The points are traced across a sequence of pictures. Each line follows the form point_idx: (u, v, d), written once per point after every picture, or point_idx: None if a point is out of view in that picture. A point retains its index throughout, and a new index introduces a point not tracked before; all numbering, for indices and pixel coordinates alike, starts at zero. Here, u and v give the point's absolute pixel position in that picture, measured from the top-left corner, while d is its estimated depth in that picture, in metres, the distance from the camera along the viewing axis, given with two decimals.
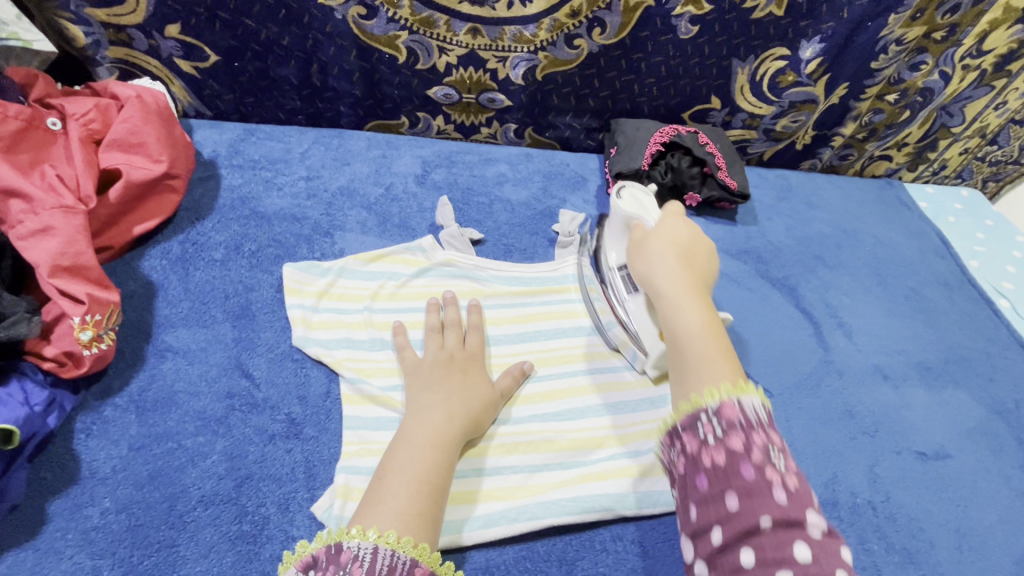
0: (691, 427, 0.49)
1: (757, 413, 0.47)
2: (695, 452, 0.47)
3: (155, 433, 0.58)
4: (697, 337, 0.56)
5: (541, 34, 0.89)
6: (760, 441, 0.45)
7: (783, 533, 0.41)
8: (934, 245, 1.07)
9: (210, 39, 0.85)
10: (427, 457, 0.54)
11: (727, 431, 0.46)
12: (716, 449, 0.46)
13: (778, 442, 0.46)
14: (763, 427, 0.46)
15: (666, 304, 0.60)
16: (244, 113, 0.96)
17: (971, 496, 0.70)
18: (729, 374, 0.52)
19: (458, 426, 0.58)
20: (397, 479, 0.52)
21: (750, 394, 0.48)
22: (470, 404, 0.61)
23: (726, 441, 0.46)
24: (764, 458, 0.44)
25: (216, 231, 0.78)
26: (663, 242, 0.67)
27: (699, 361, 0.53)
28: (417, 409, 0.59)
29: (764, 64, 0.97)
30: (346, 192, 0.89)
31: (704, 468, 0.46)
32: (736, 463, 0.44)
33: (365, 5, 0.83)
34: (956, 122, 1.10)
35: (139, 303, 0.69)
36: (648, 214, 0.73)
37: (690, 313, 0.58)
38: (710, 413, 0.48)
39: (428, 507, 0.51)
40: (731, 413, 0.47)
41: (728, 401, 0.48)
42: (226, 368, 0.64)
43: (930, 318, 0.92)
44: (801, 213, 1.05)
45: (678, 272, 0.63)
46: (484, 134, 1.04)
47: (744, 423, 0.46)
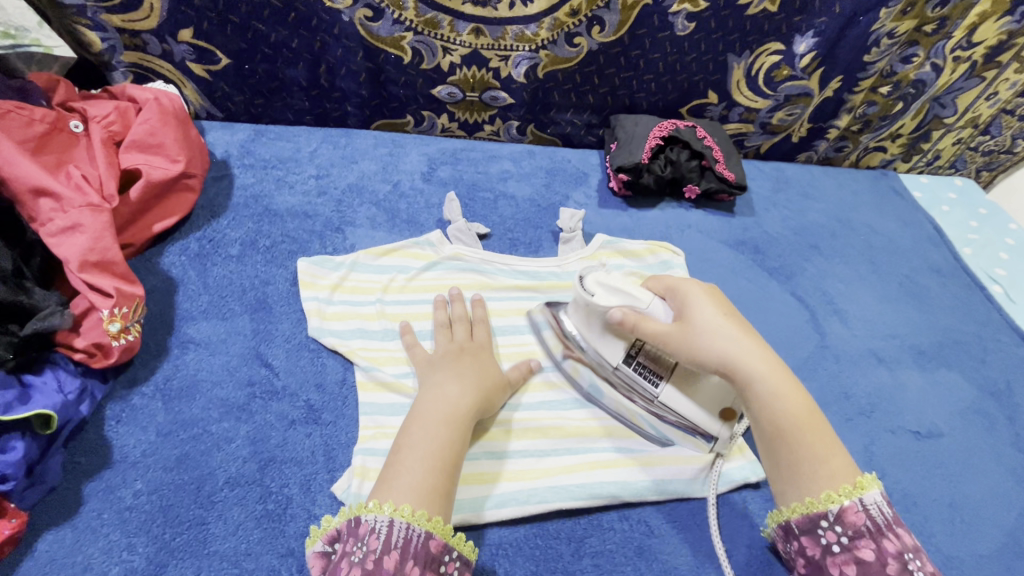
0: (808, 531, 0.53)
1: (882, 511, 0.51)
2: (817, 557, 0.52)
3: (181, 420, 0.61)
4: (801, 427, 0.55)
5: (542, 33, 0.92)
6: (892, 548, 0.49)
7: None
8: (929, 234, 1.09)
9: (221, 43, 0.88)
10: (439, 432, 0.56)
11: (853, 540, 0.50)
12: (841, 560, 0.51)
13: (910, 543, 0.50)
14: (891, 529, 0.51)
15: (756, 394, 0.56)
16: (254, 114, 0.99)
17: (963, 472, 0.73)
18: (847, 465, 0.54)
19: (472, 403, 0.60)
20: (410, 454, 0.54)
21: (872, 489, 0.52)
22: (481, 383, 0.63)
23: (855, 550, 0.50)
24: (899, 566, 0.48)
25: (231, 228, 0.81)
26: (707, 317, 0.60)
27: (820, 464, 0.54)
28: (430, 389, 0.61)
29: (760, 59, 1.00)
30: (355, 189, 0.92)
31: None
32: (869, 574, 0.49)
33: (371, 7, 0.86)
34: (948, 112, 1.13)
35: (160, 297, 0.71)
36: (643, 302, 0.63)
37: (789, 401, 0.55)
38: (831, 521, 0.52)
39: (443, 481, 0.53)
40: (857, 519, 0.51)
41: (850, 504, 0.51)
42: (246, 358, 0.67)
43: (925, 303, 0.94)
44: (797, 204, 1.08)
45: (745, 344, 0.58)
46: (488, 131, 1.07)
47: (870, 528, 0.51)
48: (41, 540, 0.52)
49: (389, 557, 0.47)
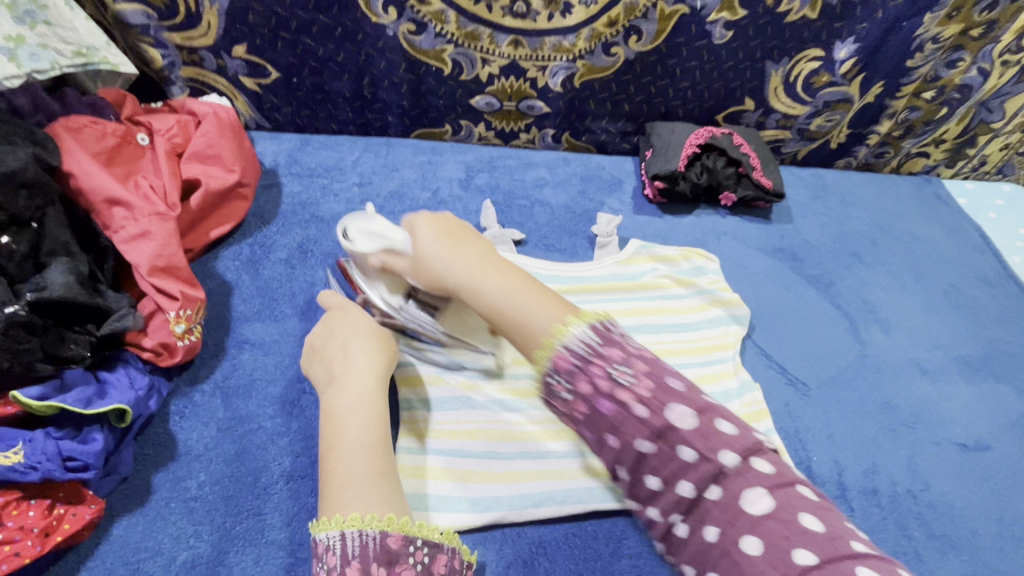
0: (551, 391, 0.54)
1: (588, 342, 0.52)
2: (569, 410, 0.54)
3: (239, 416, 0.64)
4: (534, 309, 0.55)
5: (579, 44, 0.93)
6: (598, 371, 0.51)
7: (710, 455, 0.49)
8: (974, 241, 1.07)
9: (272, 57, 0.92)
10: (363, 420, 0.55)
11: (572, 381, 0.52)
12: (577, 403, 0.53)
13: (617, 355, 0.52)
14: (597, 355, 0.52)
15: (471, 293, 0.59)
16: (300, 124, 1.03)
17: (1013, 487, 0.71)
18: (560, 313, 0.55)
19: (375, 372, 0.59)
20: (338, 455, 0.53)
21: (574, 330, 0.53)
22: (370, 356, 0.60)
23: (578, 390, 0.52)
24: (594, 388, 0.52)
25: (281, 234, 0.85)
26: (426, 236, 0.62)
27: (524, 318, 0.55)
28: (328, 366, 0.60)
29: (798, 66, 0.99)
30: (396, 196, 0.95)
31: (580, 419, 0.54)
32: (596, 408, 0.52)
33: (415, 21, 0.89)
34: (995, 117, 1.10)
35: (217, 300, 0.75)
36: (394, 240, 0.64)
37: (494, 283, 0.58)
38: (551, 373, 0.53)
39: (376, 468, 0.53)
40: (565, 362, 0.53)
41: (559, 352, 0.53)
42: (297, 358, 0.71)
43: (971, 313, 0.92)
44: (836, 211, 1.07)
45: (454, 254, 0.60)
46: (523, 139, 1.09)
47: (579, 364, 0.52)
48: (116, 525, 0.55)
49: (350, 568, 0.48)
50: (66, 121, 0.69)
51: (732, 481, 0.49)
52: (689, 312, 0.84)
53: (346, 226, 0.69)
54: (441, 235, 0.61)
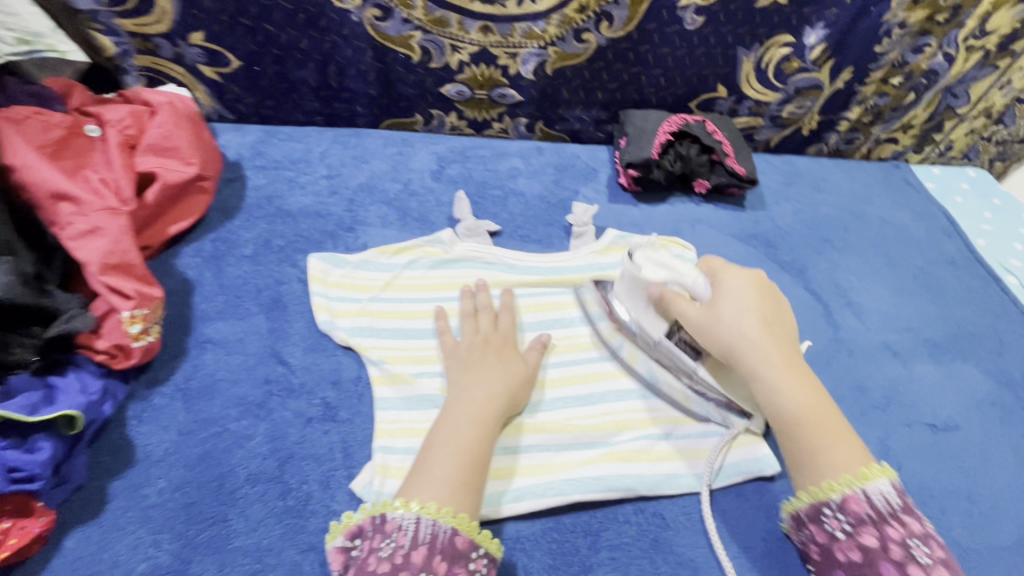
0: (816, 519, 0.57)
1: (888, 501, 0.55)
2: (825, 544, 0.57)
3: (202, 418, 0.62)
4: (803, 421, 0.59)
5: (550, 30, 0.92)
6: (896, 536, 0.53)
7: None
8: (942, 225, 1.08)
9: (232, 45, 0.89)
10: (467, 425, 0.58)
11: (858, 527, 0.54)
12: (849, 546, 0.55)
13: (918, 530, 0.54)
14: (896, 517, 0.54)
15: (763, 391, 0.61)
16: (265, 115, 1.00)
17: (981, 464, 0.72)
18: (859, 455, 0.58)
19: (501, 394, 0.63)
20: (442, 451, 0.56)
21: (878, 480, 0.55)
22: (509, 382, 0.64)
23: (857, 536, 0.54)
24: (904, 555, 0.52)
25: (245, 229, 0.82)
26: (735, 308, 0.65)
27: (813, 456, 0.58)
28: (467, 381, 0.64)
29: (770, 52, 0.99)
30: (366, 188, 0.93)
31: (839, 562, 0.55)
32: (873, 559, 0.53)
33: (380, 7, 0.86)
34: (960, 103, 1.12)
35: (178, 299, 0.72)
36: (688, 277, 0.67)
37: (790, 396, 0.60)
38: (833, 509, 0.56)
39: (472, 472, 0.55)
40: (859, 508, 0.55)
41: (852, 494, 0.55)
42: (263, 357, 0.68)
43: (939, 296, 0.94)
44: (808, 197, 1.08)
45: (762, 342, 0.63)
46: (496, 129, 1.07)
47: (874, 517, 0.54)
48: (69, 537, 0.53)
49: (418, 552, 0.49)
50: (6, 114, 0.65)
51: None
52: None
53: (634, 250, 0.70)
54: (751, 310, 0.65)
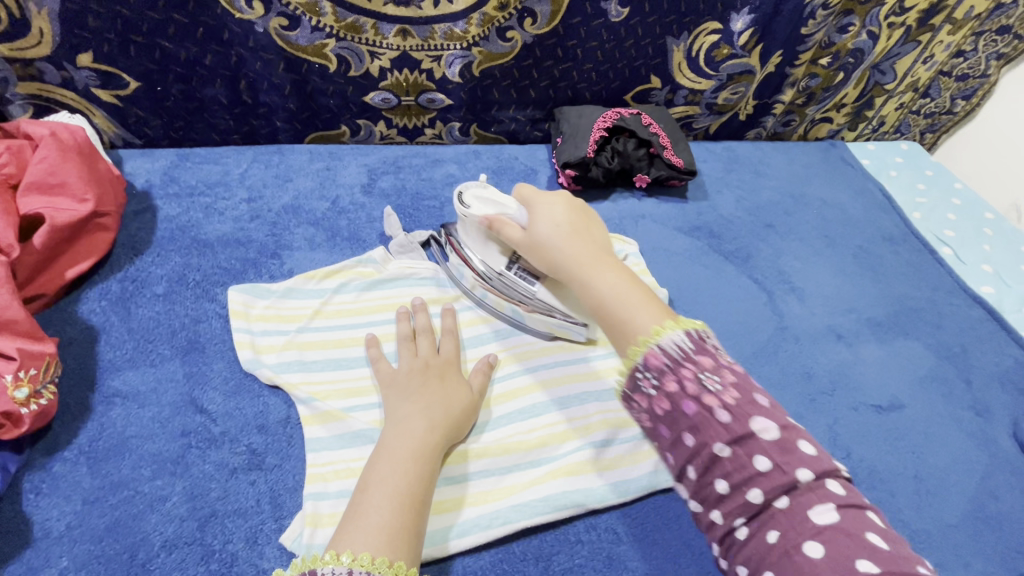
0: (634, 388, 0.51)
1: (681, 346, 0.50)
2: (649, 409, 0.50)
3: (109, 483, 0.56)
4: (620, 299, 0.56)
5: (472, 30, 0.88)
6: (689, 374, 0.48)
7: (739, 450, 0.46)
8: (879, 201, 1.10)
9: (127, 65, 0.81)
10: (406, 463, 0.54)
11: (661, 379, 0.49)
12: (659, 399, 0.49)
13: (709, 363, 0.49)
14: (689, 358, 0.49)
15: (580, 279, 0.60)
16: (176, 138, 0.93)
17: (926, 442, 0.72)
18: (657, 317, 0.53)
19: (443, 422, 0.59)
20: (377, 492, 0.52)
21: (669, 332, 0.51)
22: (451, 412, 0.61)
23: (664, 387, 0.49)
24: (700, 388, 0.48)
25: (157, 264, 0.76)
26: (547, 220, 0.66)
27: (625, 315, 0.55)
28: (406, 410, 0.60)
29: (699, 40, 0.98)
30: (290, 209, 0.87)
31: (659, 418, 0.49)
32: (679, 404, 0.48)
33: (285, 16, 0.81)
34: (888, 79, 1.14)
35: (79, 349, 0.66)
36: (510, 208, 0.70)
37: (603, 277, 0.59)
38: (641, 370, 0.50)
39: (411, 516, 0.51)
40: (656, 360, 0.50)
41: (651, 351, 0.50)
42: (179, 406, 0.63)
43: (879, 273, 0.95)
44: (749, 183, 1.07)
45: (566, 242, 0.63)
46: (429, 135, 1.03)
47: (670, 363, 0.49)
48: None
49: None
50: None
51: (740, 455, 0.46)
52: None
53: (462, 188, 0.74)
54: (562, 221, 0.66)
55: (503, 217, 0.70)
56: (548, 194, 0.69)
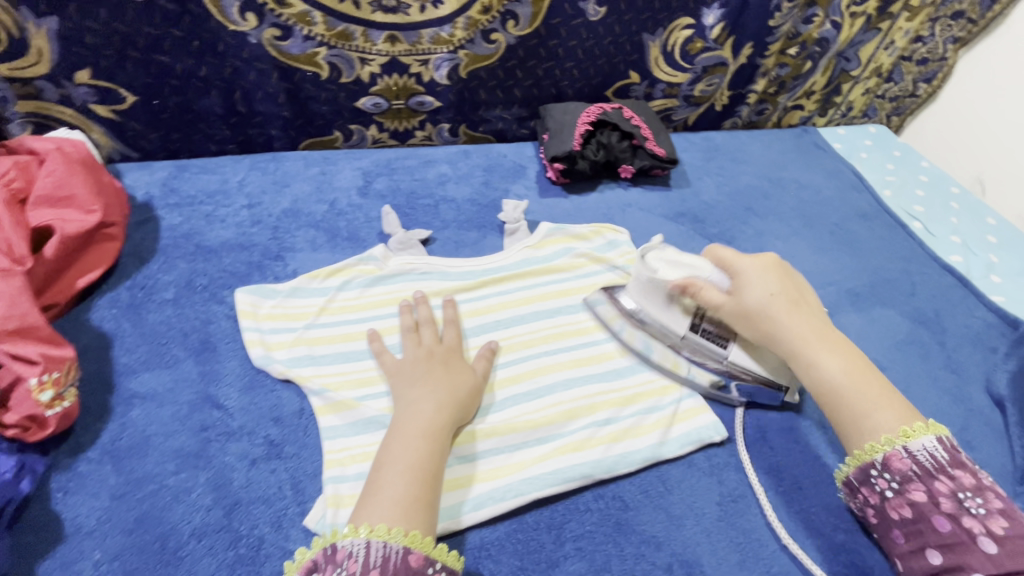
0: (866, 481, 0.60)
1: (932, 454, 0.57)
2: (879, 506, 0.59)
3: (135, 479, 0.58)
4: (841, 389, 0.63)
5: (457, 33, 0.91)
6: (944, 490, 0.55)
7: (996, 574, 0.50)
8: (851, 181, 1.16)
9: (124, 79, 0.84)
10: (417, 443, 0.57)
11: (904, 484, 0.57)
12: (899, 504, 0.57)
13: (969, 483, 0.55)
14: (943, 470, 0.56)
15: (802, 360, 0.66)
16: (173, 150, 0.95)
17: None
18: (899, 415, 0.60)
19: (450, 404, 0.62)
20: (391, 470, 0.55)
21: (919, 437, 0.58)
22: (457, 394, 0.64)
23: (907, 494, 0.57)
24: (954, 508, 0.54)
25: (163, 271, 0.78)
26: (759, 290, 0.69)
27: (860, 411, 0.61)
28: (413, 394, 0.63)
29: (673, 35, 1.03)
30: (290, 213, 0.90)
31: (896, 523, 0.57)
32: (926, 518, 0.55)
33: (278, 26, 0.84)
34: (853, 66, 1.20)
35: (95, 355, 0.68)
36: (704, 271, 0.71)
37: (829, 364, 0.64)
38: (878, 469, 0.59)
39: (424, 490, 0.54)
40: (901, 465, 0.57)
41: (895, 452, 0.58)
42: (197, 404, 0.65)
43: (855, 248, 1.00)
44: (729, 169, 1.12)
45: (789, 320, 0.67)
46: (420, 137, 1.06)
47: (919, 473, 0.57)
48: None
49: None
50: None
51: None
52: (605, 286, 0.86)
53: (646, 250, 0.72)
54: (782, 295, 0.68)
55: (697, 285, 0.71)
56: (756, 261, 0.71)
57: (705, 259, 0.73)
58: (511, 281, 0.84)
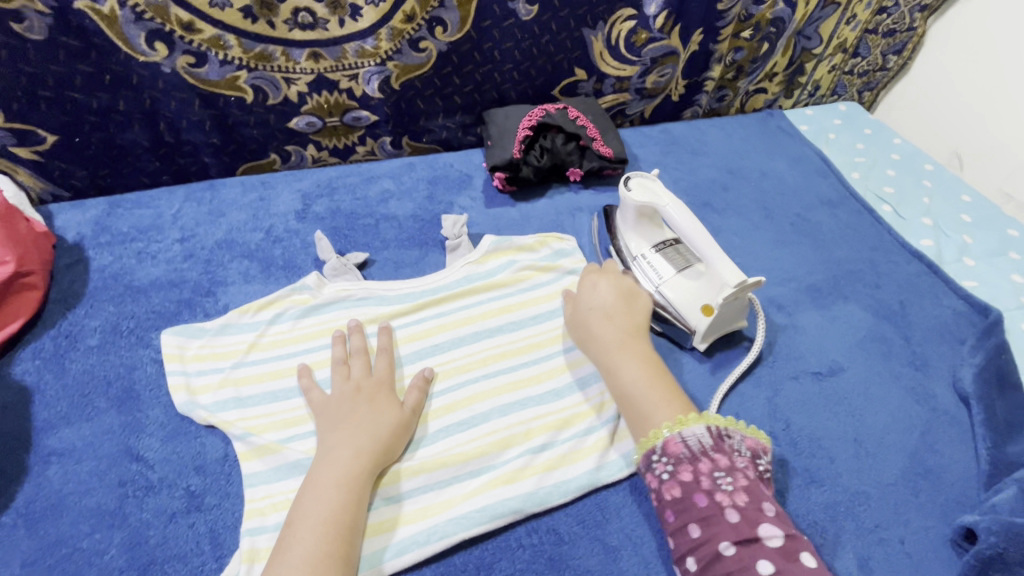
0: (649, 467, 0.58)
1: (701, 440, 0.57)
2: (659, 490, 0.57)
3: (48, 543, 0.57)
4: (641, 394, 0.63)
5: (382, 45, 0.88)
6: (706, 469, 0.55)
7: (743, 551, 0.51)
8: (817, 166, 1.11)
9: (39, 120, 0.81)
10: (332, 494, 0.55)
11: (677, 466, 0.56)
12: (671, 485, 0.56)
13: (725, 462, 0.56)
14: (708, 454, 0.56)
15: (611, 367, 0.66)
16: (104, 186, 0.92)
17: (865, 403, 0.73)
18: (678, 409, 0.62)
19: (371, 447, 0.60)
20: (302, 526, 0.52)
21: (692, 425, 0.58)
22: (380, 435, 0.61)
23: (678, 475, 0.56)
24: (712, 484, 0.54)
25: (89, 316, 0.76)
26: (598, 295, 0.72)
27: (648, 410, 0.62)
28: (333, 439, 0.60)
29: (616, 28, 0.98)
30: (224, 244, 0.87)
31: (668, 503, 0.56)
32: (689, 495, 0.55)
33: (191, 53, 0.81)
34: (814, 43, 1.14)
35: (14, 412, 0.66)
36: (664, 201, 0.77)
37: (628, 372, 0.65)
38: (659, 452, 0.58)
39: (338, 545, 0.52)
40: (676, 448, 0.57)
41: (671, 437, 0.58)
42: (117, 457, 0.63)
43: (818, 239, 0.95)
44: (687, 162, 1.08)
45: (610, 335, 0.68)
46: (361, 152, 1.03)
47: (690, 454, 0.56)
48: None
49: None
50: None
51: (741, 556, 0.50)
52: (553, 298, 0.82)
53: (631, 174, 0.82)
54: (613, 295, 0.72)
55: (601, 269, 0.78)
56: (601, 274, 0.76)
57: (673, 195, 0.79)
58: (452, 300, 0.80)
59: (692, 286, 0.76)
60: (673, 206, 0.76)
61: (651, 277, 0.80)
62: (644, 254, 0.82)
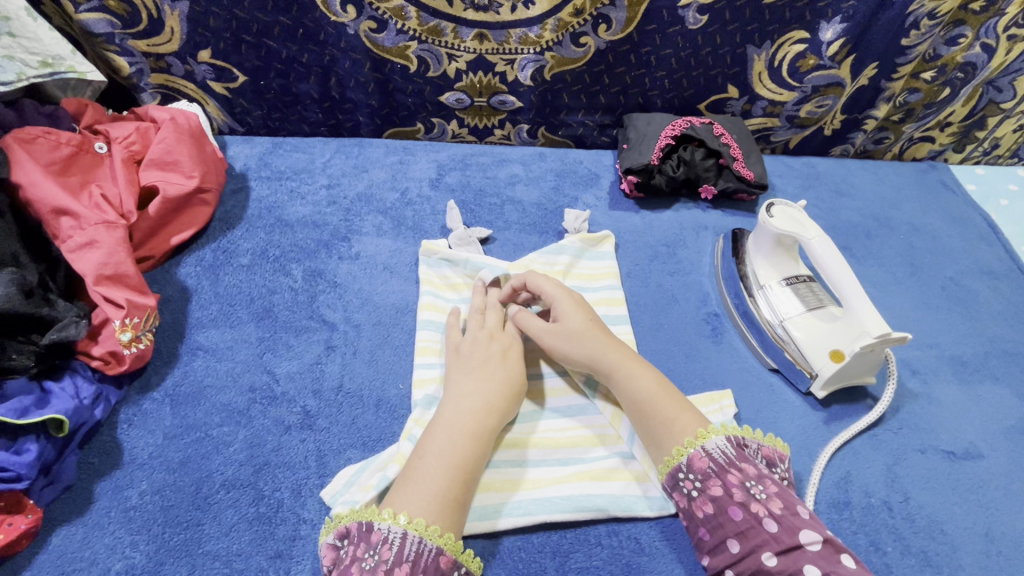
0: (675, 486, 0.58)
1: (724, 452, 0.57)
2: (692, 509, 0.57)
3: (186, 424, 0.64)
4: (657, 400, 0.62)
5: (546, 35, 0.90)
6: (734, 480, 0.55)
7: (787, 559, 0.51)
8: (981, 232, 0.99)
9: (236, 61, 0.91)
10: (474, 442, 0.58)
11: (704, 482, 0.56)
12: (703, 501, 0.56)
13: (751, 471, 0.56)
14: (733, 464, 0.56)
15: (617, 377, 0.64)
16: (271, 127, 1.02)
17: (1003, 499, 0.66)
18: (697, 419, 0.61)
19: (505, 396, 0.62)
20: (432, 462, 0.56)
21: (714, 437, 0.58)
22: (511, 390, 0.63)
23: (707, 490, 0.56)
24: (744, 494, 0.54)
25: (245, 238, 0.85)
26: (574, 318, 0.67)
27: (670, 418, 0.61)
28: (474, 384, 0.62)
29: (782, 50, 0.94)
30: (364, 198, 0.94)
31: (701, 521, 0.56)
32: (724, 509, 0.55)
33: (375, 19, 0.87)
34: (1005, 97, 1.03)
35: (175, 306, 0.75)
36: (809, 234, 0.73)
37: (643, 379, 0.63)
38: (685, 471, 0.58)
39: (460, 492, 0.55)
40: (701, 463, 0.57)
41: (695, 453, 0.58)
42: (250, 365, 0.70)
43: (972, 310, 0.86)
44: (829, 202, 1.01)
45: (602, 341, 0.66)
46: (498, 135, 1.06)
47: (714, 469, 0.57)
48: (55, 534, 0.56)
49: (399, 569, 0.48)
50: (18, 134, 0.69)
51: (786, 566, 0.51)
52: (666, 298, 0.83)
53: (772, 200, 0.78)
54: (582, 314, 0.68)
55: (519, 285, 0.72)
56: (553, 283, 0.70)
57: (817, 227, 0.75)
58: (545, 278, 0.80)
59: (823, 326, 0.72)
60: (819, 240, 0.72)
61: (775, 310, 0.76)
62: (773, 286, 0.78)
